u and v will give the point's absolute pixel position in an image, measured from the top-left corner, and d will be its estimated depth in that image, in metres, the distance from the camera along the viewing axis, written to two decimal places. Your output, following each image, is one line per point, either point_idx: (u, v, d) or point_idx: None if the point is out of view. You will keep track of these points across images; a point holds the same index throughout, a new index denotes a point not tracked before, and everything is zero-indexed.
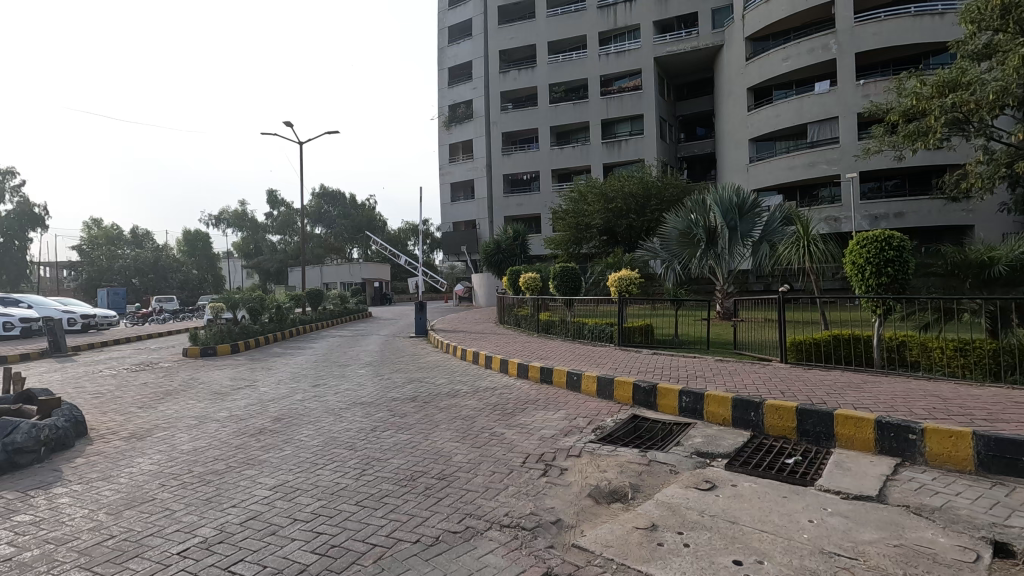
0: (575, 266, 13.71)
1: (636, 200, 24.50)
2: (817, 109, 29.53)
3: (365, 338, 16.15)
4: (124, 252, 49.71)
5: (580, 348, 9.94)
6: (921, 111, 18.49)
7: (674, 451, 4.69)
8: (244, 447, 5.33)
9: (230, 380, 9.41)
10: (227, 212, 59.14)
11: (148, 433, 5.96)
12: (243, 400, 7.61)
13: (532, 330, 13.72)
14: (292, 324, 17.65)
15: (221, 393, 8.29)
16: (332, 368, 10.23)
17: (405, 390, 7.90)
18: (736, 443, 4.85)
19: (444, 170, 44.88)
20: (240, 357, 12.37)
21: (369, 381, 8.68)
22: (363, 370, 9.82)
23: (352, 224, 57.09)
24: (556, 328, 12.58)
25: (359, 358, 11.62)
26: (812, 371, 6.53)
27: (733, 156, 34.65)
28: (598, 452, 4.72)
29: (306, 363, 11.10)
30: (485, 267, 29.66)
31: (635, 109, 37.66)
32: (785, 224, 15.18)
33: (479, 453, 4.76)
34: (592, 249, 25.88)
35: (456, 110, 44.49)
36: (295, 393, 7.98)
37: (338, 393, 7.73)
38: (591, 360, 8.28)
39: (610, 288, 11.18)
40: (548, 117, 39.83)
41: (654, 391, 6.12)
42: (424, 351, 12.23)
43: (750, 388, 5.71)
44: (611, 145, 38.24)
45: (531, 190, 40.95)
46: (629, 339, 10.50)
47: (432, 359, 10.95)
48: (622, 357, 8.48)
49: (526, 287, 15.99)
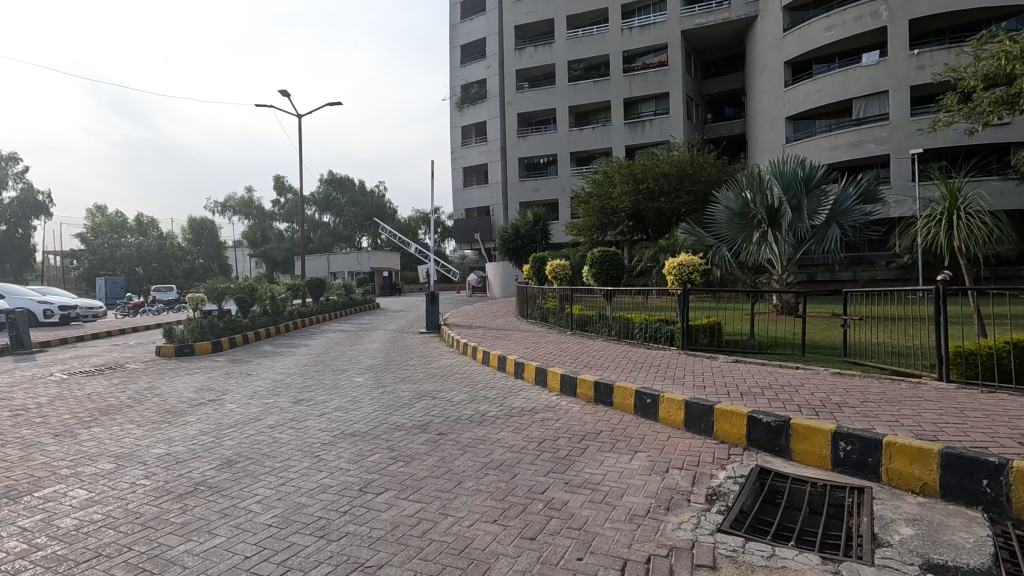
0: (614, 250, 11.13)
1: (669, 180, 22.11)
2: (864, 83, 26.99)
3: (370, 334, 14.19)
4: (127, 240, 48.17)
5: (632, 352, 7.74)
6: (1007, 76, 16.04)
7: (885, 564, 2.63)
8: (156, 526, 3.33)
9: (195, 391, 7.46)
10: (234, 199, 57.39)
11: (29, 490, 3.98)
12: (196, 426, 5.63)
13: (564, 328, 11.60)
14: (288, 317, 15.76)
15: (173, 411, 6.33)
16: (324, 376, 8.26)
17: (412, 412, 5.88)
18: (983, 545, 2.77)
19: (457, 154, 42.76)
20: (220, 358, 10.44)
21: (367, 397, 6.70)
22: (362, 379, 7.85)
23: (361, 211, 55.28)
24: (594, 325, 10.54)
25: (359, 360, 9.67)
26: (1006, 400, 4.43)
27: (768, 135, 32.10)
28: (748, 563, 2.68)
29: (296, 368, 9.15)
30: (501, 254, 27.59)
31: (660, 86, 35.13)
32: (858, 203, 13.00)
33: (540, 562, 2.73)
34: (619, 236, 23.72)
35: (469, 91, 42.24)
36: (268, 414, 6.01)
37: (324, 417, 5.76)
38: (660, 373, 6.15)
39: (667, 276, 9.01)
40: (567, 97, 37.46)
41: (785, 431, 4.06)
42: (438, 352, 10.25)
43: (952, 433, 3.62)
44: (633, 126, 35.87)
45: (548, 174, 38.76)
46: (694, 343, 8.29)
47: (445, 363, 9.00)
48: (699, 368, 6.40)
49: (552, 275, 13.96)
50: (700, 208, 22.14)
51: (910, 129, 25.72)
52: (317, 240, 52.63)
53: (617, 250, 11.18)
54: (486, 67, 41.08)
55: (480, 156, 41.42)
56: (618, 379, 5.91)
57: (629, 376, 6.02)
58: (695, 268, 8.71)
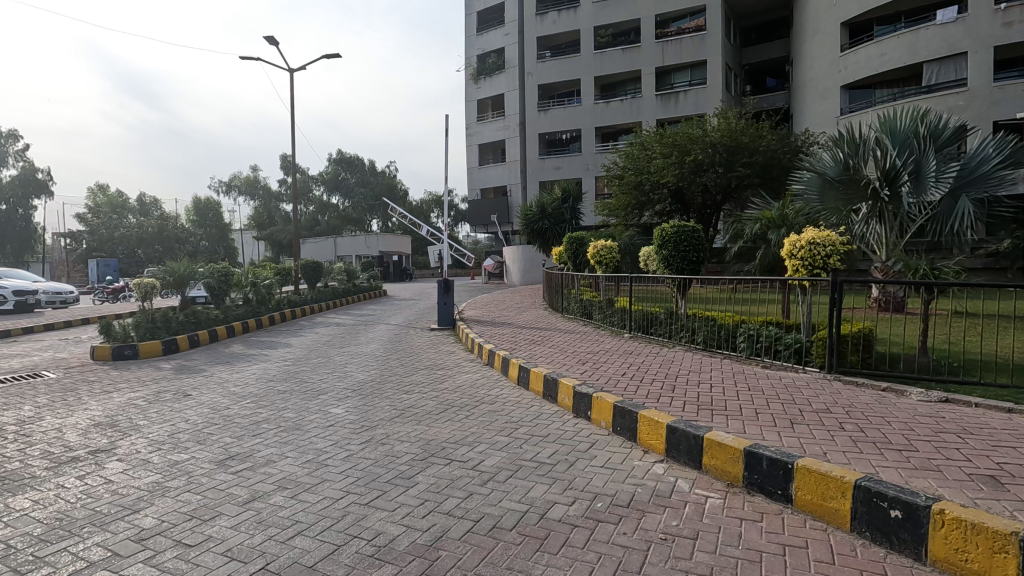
0: (697, 228, 7.87)
1: (721, 151, 18.97)
2: (938, 44, 23.63)
3: (369, 329, 11.63)
4: (128, 221, 45.92)
5: (751, 380, 4.95)
6: None
7: None
8: None
9: (84, 430, 4.87)
10: (239, 178, 54.83)
11: None
12: (8, 531, 2.99)
13: (615, 330, 8.81)
14: (275, 308, 13.26)
15: (11, 482, 3.71)
16: (288, 402, 5.65)
17: (409, 504, 3.19)
18: None
19: (472, 130, 39.83)
20: (167, 365, 7.90)
21: (339, 455, 4.04)
22: (342, 413, 5.19)
23: (371, 192, 52.59)
24: (664, 327, 7.76)
25: (346, 372, 7.07)
26: None
27: (820, 106, 28.74)
28: None
29: (257, 384, 6.55)
30: (524, 236, 24.81)
31: (696, 53, 31.81)
32: (1000, 168, 10.12)
33: None
34: (656, 217, 20.89)
35: (486, 61, 39.23)
36: (158, 500, 3.37)
37: (247, 517, 3.08)
38: (859, 434, 3.38)
39: (787, 261, 6.18)
40: (593, 66, 34.25)
41: None
42: (453, 361, 7.64)
43: None
44: (666, 97, 32.64)
45: (570, 151, 35.70)
46: (842, 362, 5.21)
47: (463, 380, 6.39)
48: (926, 422, 3.59)
49: (595, 259, 11.32)
50: (757, 182, 19.11)
51: (992, 97, 22.45)
52: (325, 222, 50.21)
53: (700, 228, 7.91)
54: (504, 35, 37.88)
55: (497, 132, 38.45)
56: (801, 452, 3.14)
57: (814, 445, 3.24)
58: (834, 249, 5.82)
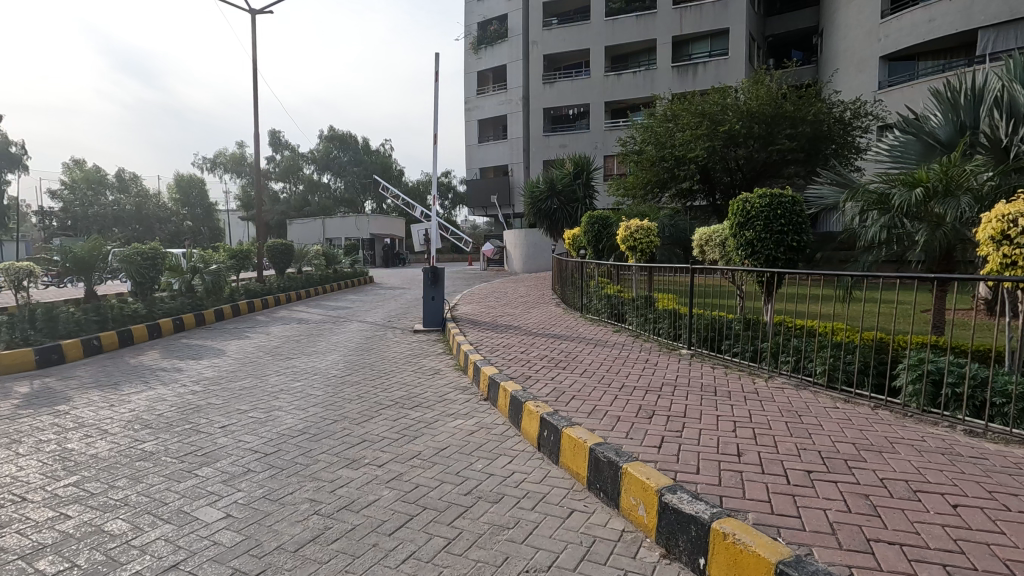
0: (796, 198, 5.38)
1: (762, 120, 16.39)
2: (997, 7, 20.89)
3: (338, 329, 9.19)
4: (105, 199, 42.87)
5: (1008, 484, 2.49)
6: None
7: None
8: None
9: None
10: (225, 154, 51.75)
11: None
12: None
13: (663, 340, 6.36)
14: (223, 299, 10.76)
15: None
16: (141, 486, 3.20)
17: None
18: None
19: (471, 105, 37.00)
20: (23, 389, 5.43)
21: None
22: (217, 526, 2.74)
23: (364, 171, 49.68)
24: (741, 343, 5.30)
25: (274, 411, 4.61)
26: None
27: (855, 81, 26.11)
28: None
29: (120, 435, 4.07)
30: (528, 219, 22.32)
31: (718, 20, 28.91)
32: None
33: None
34: (677, 198, 18.44)
35: (487, 28, 36.32)
36: None
37: None
38: None
39: (984, 252, 3.79)
40: (603, 34, 31.35)
41: None
42: (439, 390, 5.21)
43: None
44: (683, 69, 29.83)
45: (577, 127, 33.02)
46: None
47: (448, 435, 3.96)
48: None
49: (626, 243, 8.88)
50: (801, 158, 16.67)
51: None
52: (315, 203, 47.46)
53: (800, 198, 5.41)
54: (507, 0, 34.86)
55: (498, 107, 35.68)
56: None
57: None
58: None
